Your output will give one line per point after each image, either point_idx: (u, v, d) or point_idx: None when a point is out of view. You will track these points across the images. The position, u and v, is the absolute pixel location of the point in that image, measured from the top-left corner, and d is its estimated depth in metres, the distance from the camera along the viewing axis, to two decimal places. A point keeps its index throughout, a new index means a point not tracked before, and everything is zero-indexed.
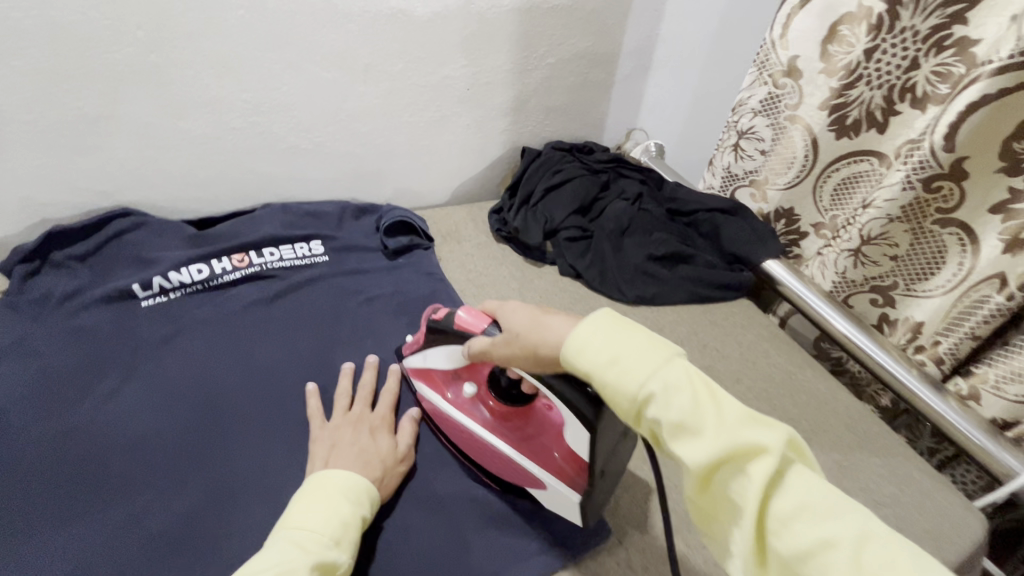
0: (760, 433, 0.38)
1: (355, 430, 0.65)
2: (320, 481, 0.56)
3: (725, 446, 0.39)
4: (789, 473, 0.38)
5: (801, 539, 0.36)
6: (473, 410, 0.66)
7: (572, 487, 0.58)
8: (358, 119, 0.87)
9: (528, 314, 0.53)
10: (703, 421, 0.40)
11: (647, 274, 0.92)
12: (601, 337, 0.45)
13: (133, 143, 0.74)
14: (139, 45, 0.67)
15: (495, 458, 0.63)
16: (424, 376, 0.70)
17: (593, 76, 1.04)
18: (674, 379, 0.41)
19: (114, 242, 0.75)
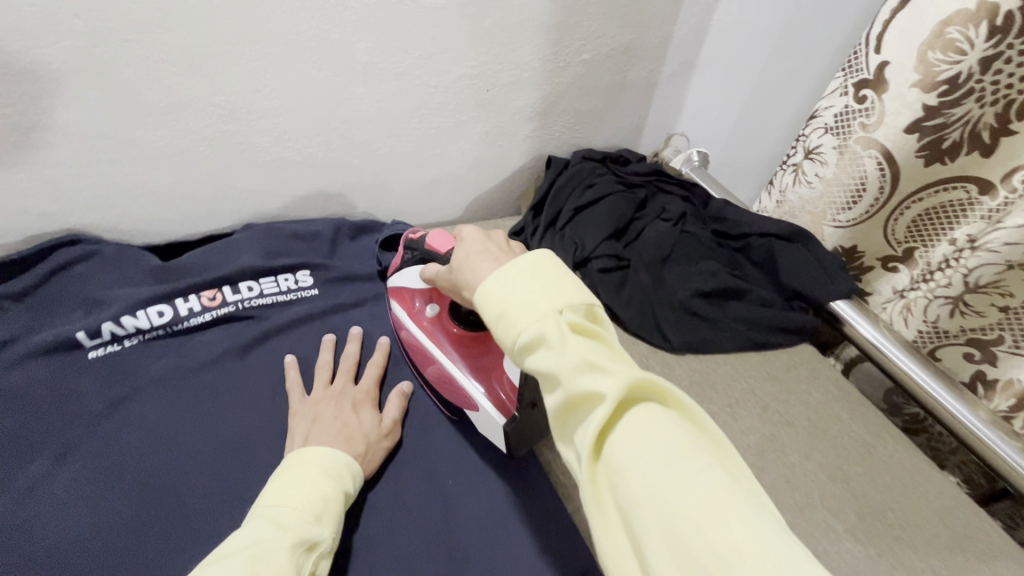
0: (598, 380, 0.36)
1: (337, 405, 0.60)
2: (299, 455, 0.52)
3: (569, 391, 0.37)
4: (631, 419, 0.36)
5: (631, 491, 0.33)
6: (431, 328, 0.65)
7: (502, 413, 0.57)
8: (356, 126, 0.73)
9: (467, 250, 0.50)
10: (557, 370, 0.37)
11: (694, 315, 0.77)
12: (493, 289, 0.42)
13: (82, 157, 0.61)
14: (79, 38, 0.53)
15: (442, 378, 0.63)
16: (398, 293, 0.70)
17: (634, 75, 0.89)
18: (544, 329, 0.39)
19: (58, 277, 0.62)
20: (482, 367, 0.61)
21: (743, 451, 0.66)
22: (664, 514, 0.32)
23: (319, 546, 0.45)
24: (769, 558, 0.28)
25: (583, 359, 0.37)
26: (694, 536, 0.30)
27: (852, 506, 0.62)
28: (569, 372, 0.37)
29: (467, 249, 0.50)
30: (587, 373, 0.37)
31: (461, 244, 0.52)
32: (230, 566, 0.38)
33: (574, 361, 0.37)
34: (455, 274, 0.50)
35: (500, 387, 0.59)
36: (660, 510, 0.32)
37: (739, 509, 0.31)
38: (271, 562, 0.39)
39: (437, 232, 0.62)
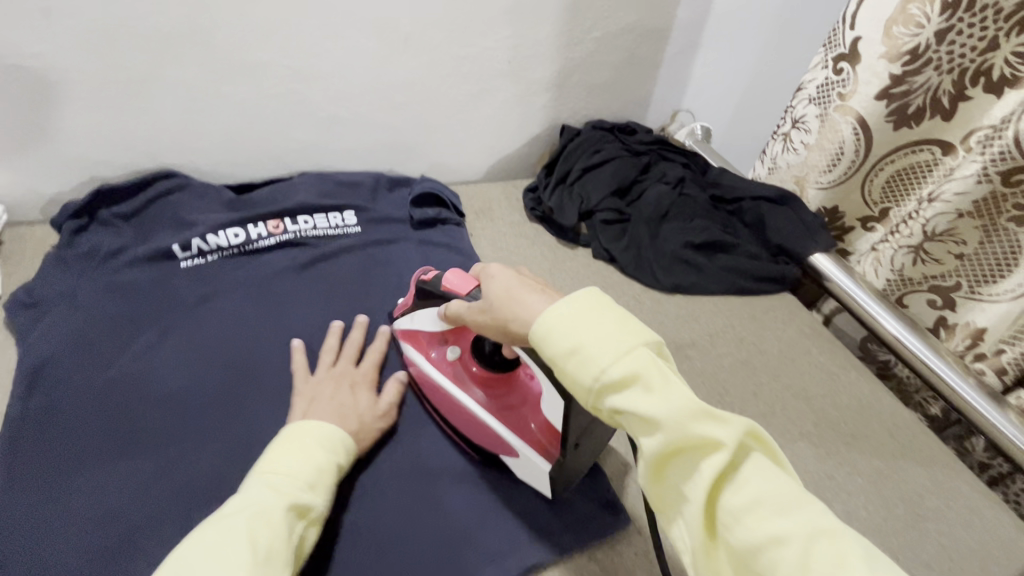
0: (711, 428, 0.37)
1: (337, 385, 0.64)
2: (299, 431, 0.54)
3: (676, 437, 0.38)
4: (742, 467, 0.37)
5: (751, 536, 0.35)
6: (456, 373, 0.66)
7: (544, 457, 0.59)
8: (397, 90, 0.85)
9: (504, 286, 0.51)
10: (659, 414, 0.38)
11: (685, 262, 0.88)
12: (564, 321, 0.43)
13: (179, 107, 0.75)
14: (185, 7, 0.67)
15: (471, 423, 0.63)
16: (412, 336, 0.70)
17: (641, 53, 0.99)
18: (637, 369, 0.40)
19: (155, 203, 0.76)
20: (512, 409, 0.63)
21: (719, 372, 0.76)
22: (787, 559, 0.33)
23: (311, 512, 0.50)
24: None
25: (684, 403, 0.39)
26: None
27: (810, 419, 0.72)
28: (679, 419, 0.38)
29: (505, 284, 0.51)
30: (697, 422, 0.38)
31: (492, 282, 0.53)
32: (228, 530, 0.43)
33: (677, 406, 0.38)
34: (495, 309, 0.50)
35: (536, 428, 0.61)
36: (785, 556, 0.33)
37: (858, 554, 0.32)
38: (265, 531, 0.44)
39: (456, 273, 0.61)
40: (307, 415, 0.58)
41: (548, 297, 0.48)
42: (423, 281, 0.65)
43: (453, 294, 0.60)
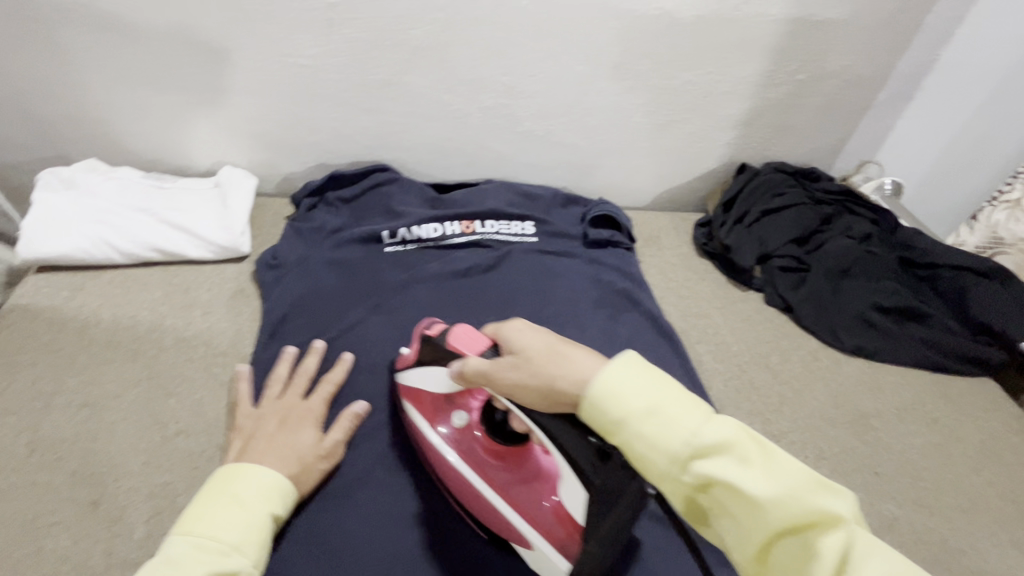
0: (822, 499, 0.34)
1: (279, 424, 0.57)
2: (222, 478, 0.48)
3: (784, 510, 0.35)
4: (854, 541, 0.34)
5: None
6: (466, 442, 0.58)
7: (561, 551, 0.50)
8: (592, 112, 0.89)
9: (546, 343, 0.44)
10: (761, 488, 0.36)
11: (868, 325, 0.82)
12: (635, 394, 0.39)
13: (405, 110, 0.84)
14: (436, 25, 0.75)
15: (479, 503, 0.55)
16: (413, 397, 0.61)
17: (843, 99, 0.95)
18: (732, 436, 0.37)
19: (372, 192, 0.85)
20: (526, 486, 0.55)
21: (910, 451, 0.70)
22: None
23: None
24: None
25: (788, 475, 0.36)
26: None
27: (1019, 525, 0.64)
28: (790, 490, 0.35)
29: (546, 339, 0.45)
30: (807, 491, 0.35)
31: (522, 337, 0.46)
32: None
33: (778, 477, 0.36)
34: (539, 366, 0.43)
35: (547, 509, 0.52)
36: None
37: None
38: None
39: (463, 328, 0.53)
40: (242, 456, 0.52)
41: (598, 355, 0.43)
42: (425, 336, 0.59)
43: (462, 351, 0.51)
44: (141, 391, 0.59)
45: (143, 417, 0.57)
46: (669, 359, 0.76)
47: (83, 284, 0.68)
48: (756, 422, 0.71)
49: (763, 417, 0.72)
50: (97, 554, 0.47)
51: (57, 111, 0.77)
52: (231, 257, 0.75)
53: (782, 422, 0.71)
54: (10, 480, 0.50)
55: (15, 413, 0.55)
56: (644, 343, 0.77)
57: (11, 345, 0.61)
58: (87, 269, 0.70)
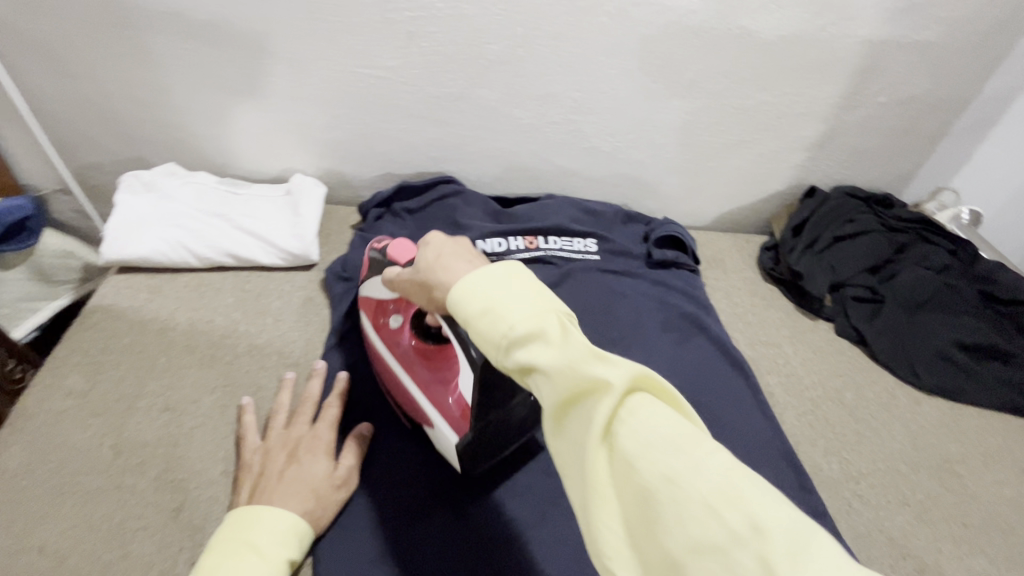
0: (603, 369, 0.34)
1: (286, 458, 0.53)
2: (234, 525, 0.46)
3: (571, 384, 0.34)
4: (637, 409, 0.33)
5: (650, 474, 0.31)
6: (396, 344, 0.59)
7: (454, 432, 0.54)
8: (661, 131, 0.87)
9: (437, 251, 0.45)
10: (555, 365, 0.34)
11: (950, 362, 0.78)
12: (484, 282, 0.39)
13: (474, 123, 0.83)
14: (512, 40, 0.74)
15: (402, 393, 0.59)
16: (363, 304, 0.64)
17: (923, 123, 0.91)
18: (544, 324, 0.36)
19: (436, 203, 0.85)
20: (440, 382, 0.57)
21: (999, 500, 0.66)
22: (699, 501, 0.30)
23: None
24: (779, 525, 0.28)
25: (573, 353, 0.34)
26: (709, 516, 0.29)
27: None
28: (577, 362, 0.34)
29: (434, 249, 0.45)
30: (590, 360, 0.34)
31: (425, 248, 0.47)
32: None
33: (567, 355, 0.34)
34: (422, 273, 0.45)
35: (452, 401, 0.55)
36: (690, 494, 0.30)
37: (746, 486, 0.30)
38: None
39: (401, 243, 0.58)
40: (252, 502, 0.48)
41: (479, 262, 0.43)
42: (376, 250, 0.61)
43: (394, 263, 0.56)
44: (217, 397, 0.60)
45: (220, 424, 0.57)
46: (739, 389, 0.74)
47: (161, 286, 0.70)
48: (832, 460, 0.68)
49: (839, 457, 0.69)
50: (182, 562, 0.48)
51: (138, 116, 0.79)
52: (300, 265, 0.75)
53: (860, 462, 0.69)
54: (97, 483, 0.51)
55: (101, 415, 0.56)
56: (711, 372, 0.75)
57: (97, 344, 0.62)
58: (163, 271, 0.72)
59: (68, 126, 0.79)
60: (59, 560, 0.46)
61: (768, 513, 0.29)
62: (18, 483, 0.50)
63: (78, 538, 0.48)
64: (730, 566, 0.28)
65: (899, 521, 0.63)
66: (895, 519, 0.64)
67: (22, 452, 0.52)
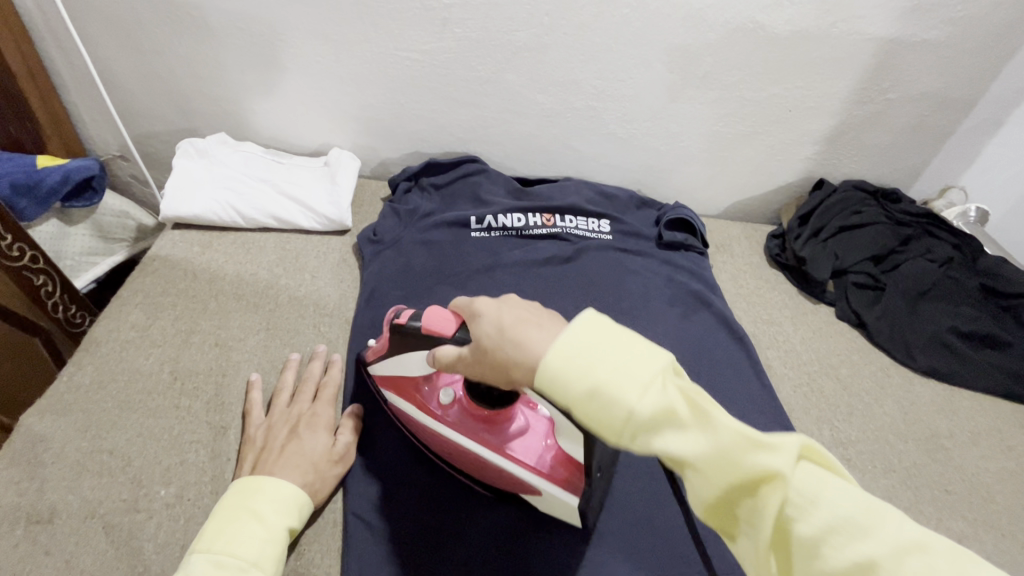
0: (764, 458, 0.33)
1: (288, 432, 0.56)
2: (238, 491, 0.48)
3: (735, 474, 0.34)
4: (802, 489, 0.33)
5: (836, 561, 0.31)
6: (458, 420, 0.56)
7: (571, 492, 0.53)
8: (676, 120, 0.92)
9: (498, 322, 0.44)
10: (710, 456, 0.35)
11: (945, 347, 0.81)
12: (588, 372, 0.37)
13: (499, 106, 0.89)
14: (540, 29, 0.80)
15: (483, 469, 0.56)
16: (396, 384, 0.59)
17: (931, 121, 0.94)
18: (674, 405, 0.36)
19: (462, 180, 0.91)
20: (522, 441, 0.55)
21: (982, 473, 0.70)
22: None
23: None
24: None
25: (721, 437, 0.35)
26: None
27: None
28: (735, 453, 0.34)
29: (495, 321, 0.44)
30: (746, 449, 0.34)
31: (483, 318, 0.45)
32: None
33: (717, 439, 0.35)
34: (490, 351, 0.43)
35: (546, 454, 0.55)
36: None
37: (938, 561, 0.31)
38: None
39: (432, 309, 0.50)
40: (257, 469, 0.51)
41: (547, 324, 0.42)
42: (397, 325, 0.55)
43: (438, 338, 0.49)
44: (261, 338, 0.66)
45: (263, 360, 0.64)
46: (739, 361, 0.78)
47: (211, 242, 0.77)
48: (824, 429, 0.73)
49: (831, 425, 0.73)
50: (230, 470, 0.55)
51: (194, 90, 0.86)
52: (335, 230, 0.82)
53: (851, 432, 0.73)
54: (157, 402, 0.58)
55: (160, 346, 0.63)
56: (713, 344, 0.80)
57: (155, 288, 0.69)
58: (213, 229, 0.79)
59: (131, 96, 0.87)
60: (126, 462, 0.53)
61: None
62: (90, 397, 0.57)
63: (141, 445, 0.55)
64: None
65: (884, 485, 0.68)
66: (881, 482, 0.68)
67: (93, 372, 0.59)
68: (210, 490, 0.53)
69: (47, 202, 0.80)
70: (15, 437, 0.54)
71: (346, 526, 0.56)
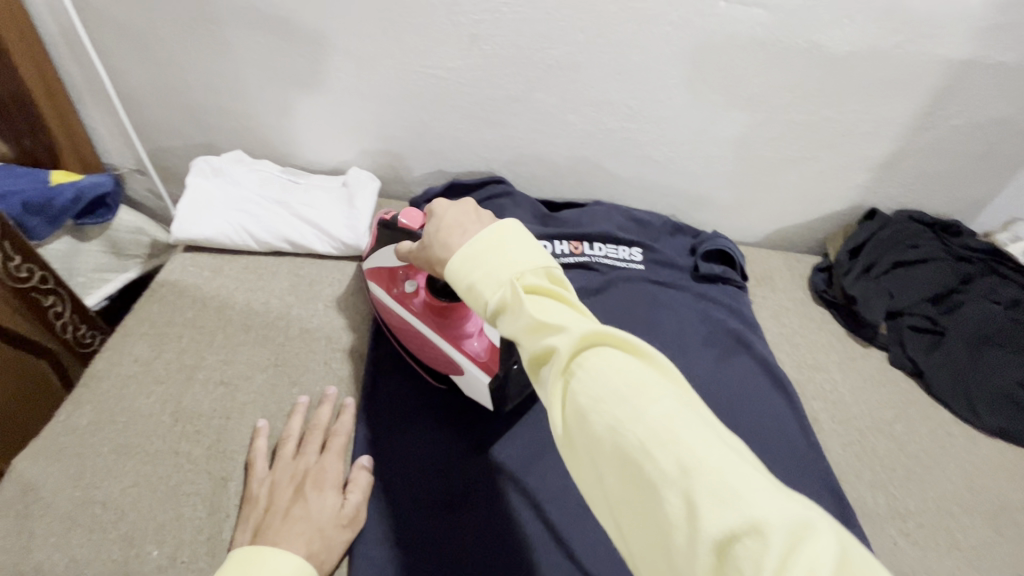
0: (557, 334, 0.36)
1: (293, 491, 0.52)
2: (237, 567, 0.43)
3: (533, 348, 0.36)
4: (588, 364, 0.35)
5: (597, 425, 0.33)
6: (410, 304, 0.61)
7: (485, 373, 0.57)
8: (716, 143, 0.86)
9: (437, 222, 0.47)
10: (519, 333, 0.37)
11: (1014, 403, 0.74)
12: (461, 263, 0.41)
13: (527, 126, 0.84)
14: (575, 46, 0.75)
15: (422, 346, 0.61)
16: (373, 272, 0.65)
17: (1001, 149, 0.86)
18: (503, 292, 0.39)
19: (485, 203, 0.86)
20: (463, 336, 0.59)
21: None
22: (633, 449, 0.31)
23: None
24: (715, 469, 0.29)
25: (525, 318, 0.37)
26: (643, 460, 0.31)
27: None
28: (535, 329, 0.36)
29: (436, 221, 0.47)
30: (545, 326, 0.36)
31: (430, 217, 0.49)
32: None
33: (524, 319, 0.37)
34: (425, 245, 0.48)
35: (481, 348, 0.59)
36: (624, 441, 0.31)
37: (686, 433, 0.31)
38: None
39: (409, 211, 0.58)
40: (258, 538, 0.47)
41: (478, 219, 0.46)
42: (385, 220, 0.61)
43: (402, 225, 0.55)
44: (268, 376, 0.62)
45: (270, 401, 0.60)
46: (781, 411, 0.72)
47: (222, 266, 0.73)
48: (878, 495, 0.66)
49: (886, 490, 0.67)
50: (228, 529, 0.51)
51: (211, 104, 0.83)
52: (351, 255, 0.77)
53: (910, 500, 0.66)
54: (157, 446, 0.55)
55: (162, 383, 0.59)
56: (754, 391, 0.73)
57: (161, 317, 0.66)
58: (224, 252, 0.75)
59: (148, 110, 0.85)
60: (120, 515, 0.50)
61: (704, 458, 0.30)
62: (87, 438, 0.54)
63: (137, 495, 0.51)
64: (659, 499, 0.30)
65: (947, 565, 0.61)
66: (944, 562, 0.61)
67: (92, 411, 0.56)
68: (205, 551, 0.49)
69: (59, 220, 0.78)
70: (7, 485, 0.51)
71: None
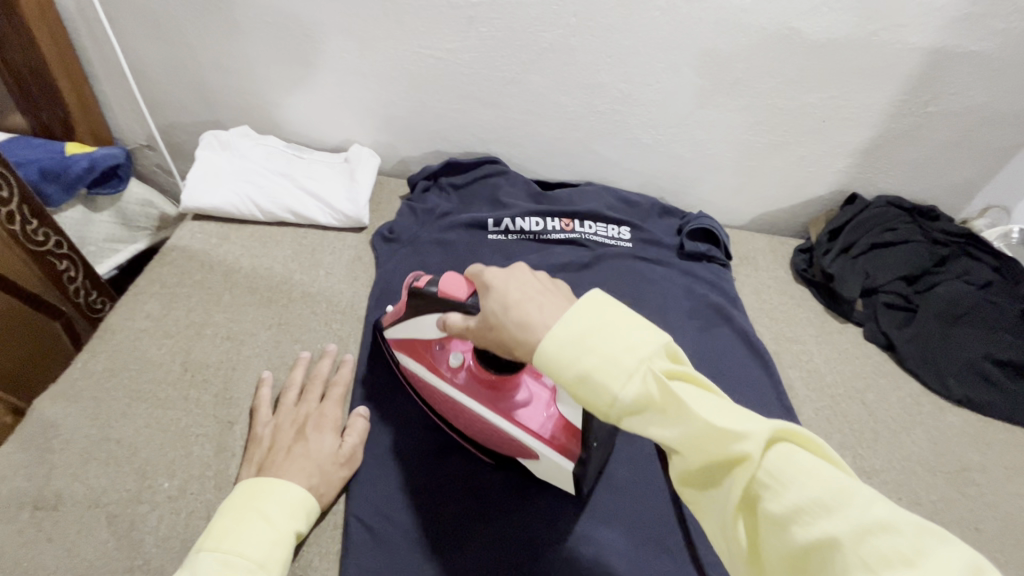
0: (734, 441, 0.35)
1: (295, 432, 0.56)
2: (247, 492, 0.48)
3: (708, 455, 0.36)
4: (773, 469, 0.34)
5: (803, 539, 0.32)
6: (462, 382, 0.56)
7: (566, 456, 0.54)
8: (703, 127, 0.89)
9: (503, 297, 0.44)
10: (681, 436, 0.36)
11: (982, 376, 0.77)
12: (563, 347, 0.39)
13: (522, 107, 0.88)
14: (568, 29, 0.78)
15: (485, 432, 0.57)
16: (407, 346, 0.60)
17: (976, 136, 0.90)
18: (650, 389, 0.37)
19: (481, 181, 0.90)
20: (525, 411, 0.55)
21: (1013, 511, 0.68)
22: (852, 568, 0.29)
23: None
24: None
25: (688, 423, 0.36)
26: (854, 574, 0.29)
27: None
28: (705, 434, 0.35)
29: (500, 298, 0.44)
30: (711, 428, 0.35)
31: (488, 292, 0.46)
32: None
33: (684, 422, 0.36)
34: (494, 327, 0.44)
35: (548, 422, 0.55)
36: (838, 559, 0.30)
37: (912, 542, 0.29)
38: None
39: (448, 276, 0.51)
40: (262, 471, 0.51)
41: (557, 300, 0.43)
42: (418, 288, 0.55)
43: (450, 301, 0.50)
44: (272, 333, 0.66)
45: (274, 356, 0.64)
46: (758, 378, 0.76)
47: (228, 234, 0.77)
48: (846, 455, 0.71)
49: (853, 451, 0.72)
50: (233, 465, 0.55)
51: (219, 82, 0.87)
52: (352, 227, 0.81)
53: (875, 459, 0.71)
54: (168, 393, 0.58)
55: (173, 337, 0.63)
56: (732, 360, 0.78)
57: (172, 278, 0.70)
58: (231, 222, 0.79)
59: (158, 86, 0.88)
60: (133, 452, 0.54)
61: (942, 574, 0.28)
62: (103, 384, 0.58)
63: (149, 435, 0.55)
64: None
65: None
66: None
67: (107, 360, 0.60)
68: (213, 485, 0.53)
69: (73, 189, 0.82)
70: (28, 422, 0.54)
71: (347, 529, 0.55)
